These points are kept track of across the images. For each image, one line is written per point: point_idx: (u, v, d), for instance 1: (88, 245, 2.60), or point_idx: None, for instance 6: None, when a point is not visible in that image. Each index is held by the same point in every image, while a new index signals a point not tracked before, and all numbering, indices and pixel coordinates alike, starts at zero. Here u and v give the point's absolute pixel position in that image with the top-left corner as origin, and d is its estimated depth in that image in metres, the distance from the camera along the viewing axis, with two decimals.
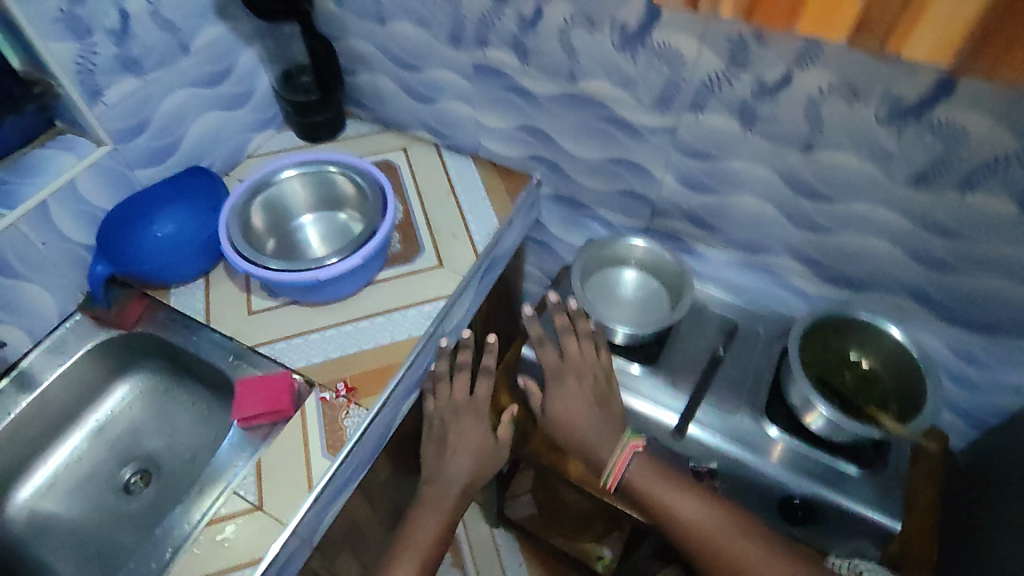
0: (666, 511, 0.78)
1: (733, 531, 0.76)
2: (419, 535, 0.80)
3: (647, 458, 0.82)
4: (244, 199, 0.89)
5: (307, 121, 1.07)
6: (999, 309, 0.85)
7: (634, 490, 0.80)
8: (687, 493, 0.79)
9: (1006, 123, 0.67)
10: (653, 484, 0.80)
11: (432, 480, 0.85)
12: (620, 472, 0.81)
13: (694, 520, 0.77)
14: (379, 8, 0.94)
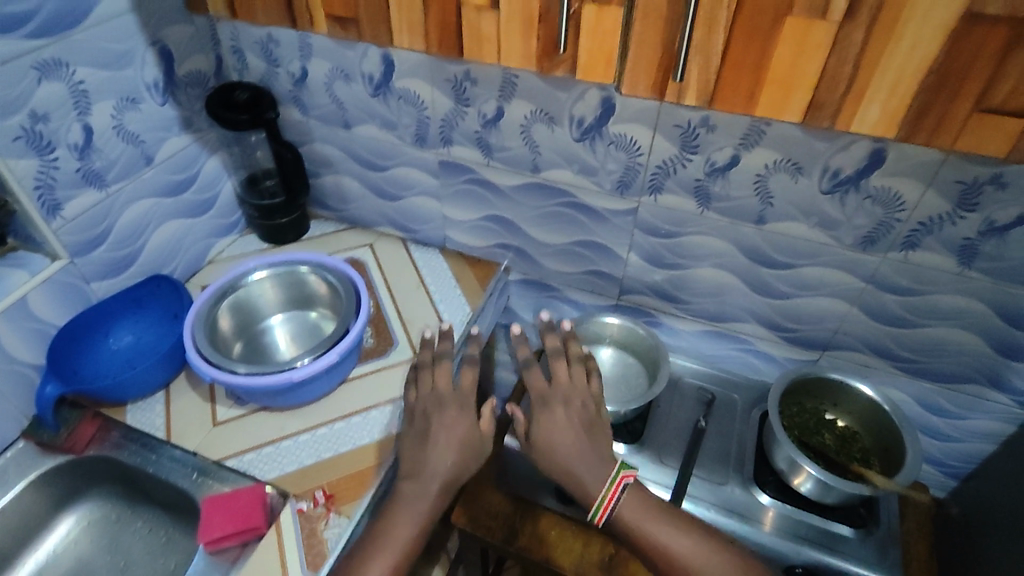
0: (660, 551, 0.74)
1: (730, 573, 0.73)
2: (394, 536, 0.70)
3: (638, 492, 0.77)
4: (211, 302, 0.86)
5: (273, 224, 1.06)
6: (956, 358, 0.90)
7: (625, 528, 0.76)
8: (682, 532, 0.75)
9: (934, 187, 0.75)
10: (646, 523, 0.75)
11: (409, 478, 0.73)
12: (611, 509, 0.76)
13: (689, 561, 0.74)
14: (344, 113, 0.97)
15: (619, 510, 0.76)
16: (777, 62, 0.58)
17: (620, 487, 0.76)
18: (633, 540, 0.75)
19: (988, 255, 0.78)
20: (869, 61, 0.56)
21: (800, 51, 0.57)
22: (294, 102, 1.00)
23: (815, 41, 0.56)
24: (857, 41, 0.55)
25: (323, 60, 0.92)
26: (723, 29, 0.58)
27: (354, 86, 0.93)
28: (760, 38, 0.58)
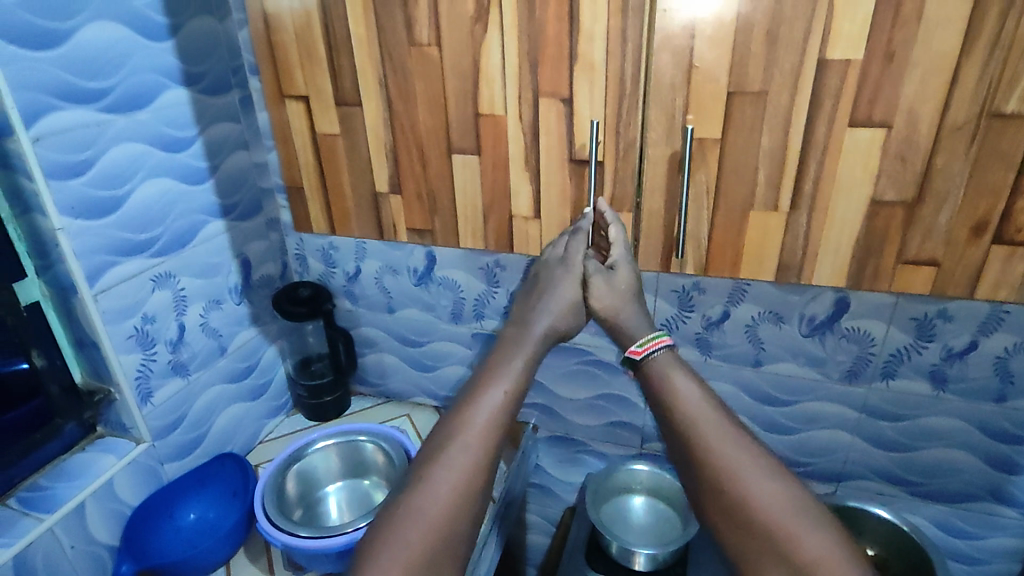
0: (684, 413, 0.72)
1: (748, 456, 0.68)
2: (498, 374, 0.76)
3: (675, 358, 0.78)
4: (279, 471, 0.96)
5: (319, 402, 1.18)
6: (958, 476, 0.98)
7: (654, 381, 0.76)
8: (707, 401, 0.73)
9: (894, 324, 0.90)
10: (677, 378, 0.75)
11: (514, 326, 0.84)
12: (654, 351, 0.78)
13: (712, 432, 0.70)
14: (390, 300, 1.15)
15: (654, 359, 0.77)
16: (750, 244, 0.81)
17: (658, 343, 0.78)
18: (662, 401, 0.75)
19: (956, 378, 0.91)
20: (813, 234, 0.77)
21: (766, 234, 0.79)
22: (346, 294, 1.18)
23: (773, 227, 0.79)
24: (808, 223, 0.77)
25: (375, 260, 1.11)
26: (705, 224, 0.82)
27: (400, 277, 1.12)
28: (737, 228, 0.80)
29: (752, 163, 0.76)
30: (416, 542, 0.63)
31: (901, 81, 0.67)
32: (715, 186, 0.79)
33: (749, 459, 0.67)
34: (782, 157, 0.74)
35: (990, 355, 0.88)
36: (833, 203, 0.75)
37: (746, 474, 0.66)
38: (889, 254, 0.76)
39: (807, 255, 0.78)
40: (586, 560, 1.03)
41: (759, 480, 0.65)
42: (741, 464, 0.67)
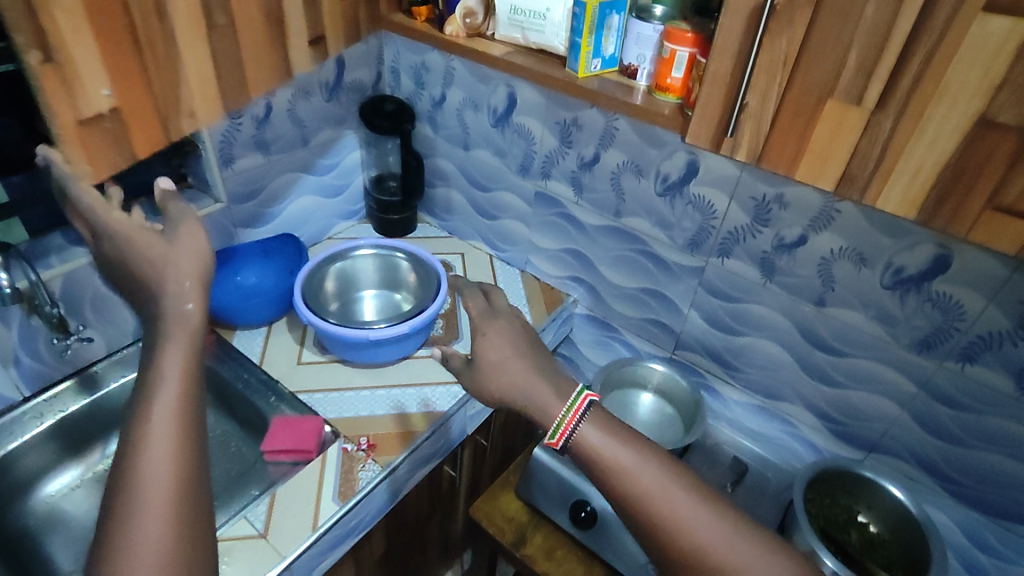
0: (628, 481, 0.60)
1: (712, 523, 0.59)
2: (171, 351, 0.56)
3: (602, 414, 0.65)
4: (321, 265, 1.03)
5: (385, 218, 1.25)
6: (1007, 489, 0.86)
7: (583, 457, 0.62)
8: (655, 466, 0.61)
9: (995, 302, 0.76)
10: (610, 449, 0.62)
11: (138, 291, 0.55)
12: (573, 432, 0.62)
13: (667, 502, 0.59)
14: (466, 136, 1.14)
15: (580, 433, 0.63)
16: (815, 137, 0.53)
17: (582, 410, 0.63)
18: (596, 473, 0.62)
19: None
20: (889, 149, 0.50)
21: (836, 141, 0.52)
22: (428, 120, 1.18)
23: (850, 120, 0.51)
24: (891, 138, 0.49)
25: (459, 91, 1.09)
26: (775, 90, 0.53)
27: (479, 115, 1.09)
28: (806, 112, 0.52)
29: (846, 36, 0.48)
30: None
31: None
32: (801, 45, 0.50)
33: (705, 520, 0.59)
34: (890, 25, 0.46)
35: None
36: (926, 117, 0.47)
37: (710, 550, 0.58)
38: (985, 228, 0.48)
39: (872, 181, 0.51)
40: None
41: (728, 553, 0.58)
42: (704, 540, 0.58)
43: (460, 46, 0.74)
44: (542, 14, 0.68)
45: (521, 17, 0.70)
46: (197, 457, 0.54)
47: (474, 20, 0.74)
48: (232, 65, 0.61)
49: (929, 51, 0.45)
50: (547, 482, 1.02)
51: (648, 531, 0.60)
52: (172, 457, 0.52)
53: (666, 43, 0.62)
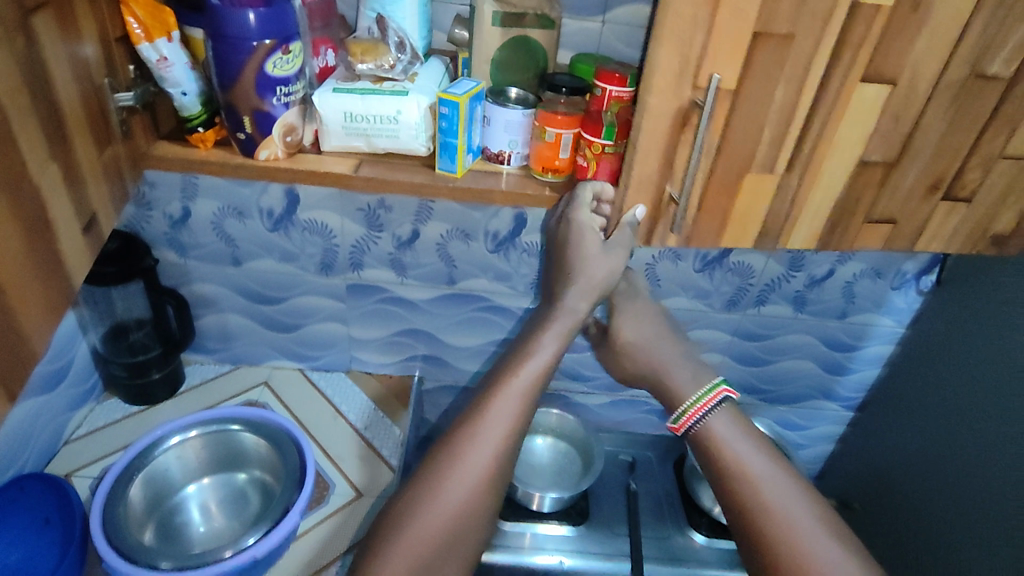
0: (738, 471, 0.70)
1: (804, 513, 0.66)
2: None
3: (735, 413, 0.75)
4: (118, 482, 0.74)
5: (144, 381, 0.93)
6: (797, 384, 1.12)
7: (703, 441, 0.74)
8: (770, 461, 0.70)
9: (771, 256, 0.96)
10: (735, 443, 0.72)
11: None
12: (695, 421, 0.75)
13: (763, 488, 0.68)
14: (234, 250, 0.92)
15: (707, 422, 0.74)
16: (739, 205, 0.65)
17: (718, 398, 0.76)
18: (713, 460, 0.73)
19: (813, 301, 1.01)
20: (796, 198, 0.64)
21: (759, 200, 0.64)
22: (170, 244, 0.91)
23: (765, 186, 0.63)
24: (796, 190, 0.64)
25: (211, 201, 0.87)
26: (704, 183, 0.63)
27: (249, 222, 0.89)
28: (727, 189, 0.64)
29: (764, 124, 0.59)
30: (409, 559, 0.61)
31: (917, 37, 0.55)
32: (722, 129, 0.60)
33: (817, 525, 0.66)
34: (790, 113, 0.59)
35: (842, 281, 0.99)
36: (824, 169, 0.62)
37: (801, 534, 0.65)
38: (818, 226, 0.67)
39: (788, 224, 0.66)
40: None
41: (819, 544, 0.64)
42: (795, 523, 0.65)
43: (285, 170, 0.59)
44: (393, 118, 0.59)
45: (363, 125, 0.59)
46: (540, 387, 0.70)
47: (295, 134, 0.59)
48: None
49: (828, 122, 0.59)
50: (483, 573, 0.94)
51: (739, 508, 0.68)
52: (534, 374, 0.69)
53: (546, 128, 0.61)
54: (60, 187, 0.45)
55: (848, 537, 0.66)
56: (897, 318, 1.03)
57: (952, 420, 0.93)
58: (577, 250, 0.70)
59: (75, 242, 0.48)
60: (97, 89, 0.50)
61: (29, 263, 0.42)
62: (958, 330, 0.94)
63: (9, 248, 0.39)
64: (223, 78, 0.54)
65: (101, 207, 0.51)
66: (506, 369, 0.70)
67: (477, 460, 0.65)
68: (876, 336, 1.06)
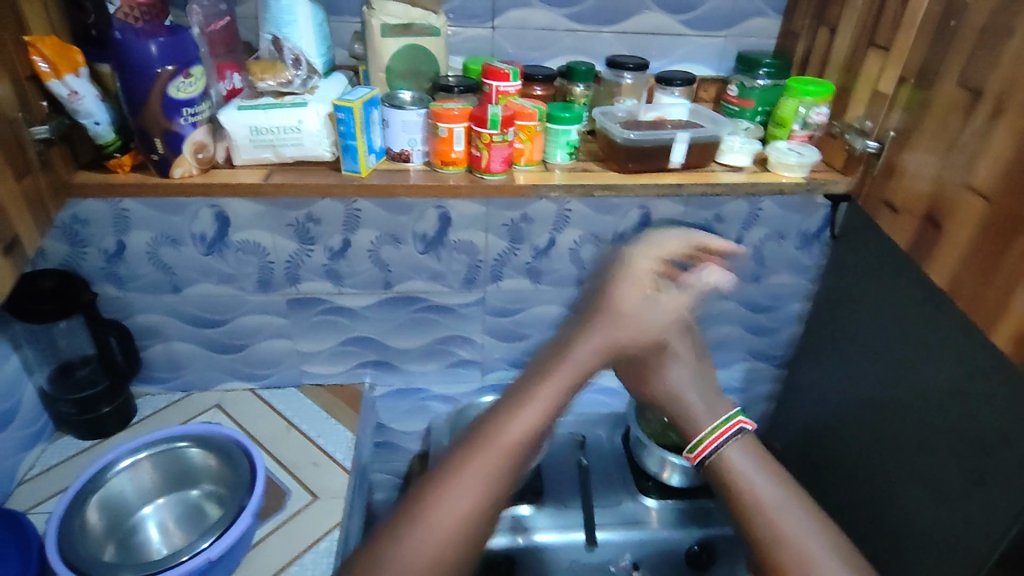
0: (756, 504, 0.67)
1: (819, 542, 0.65)
2: None
3: (752, 442, 0.72)
4: (71, 508, 0.76)
5: (94, 416, 0.95)
6: (729, 349, 1.20)
7: (721, 476, 0.70)
8: (782, 487, 0.68)
9: (684, 230, 1.03)
10: (752, 475, 0.69)
11: None
12: (709, 453, 0.71)
13: (784, 520, 0.66)
14: (173, 278, 0.96)
15: (724, 454, 0.70)
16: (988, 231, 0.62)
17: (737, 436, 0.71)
18: (729, 495, 0.69)
19: (728, 268, 1.09)
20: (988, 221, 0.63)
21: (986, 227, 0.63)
22: (108, 278, 0.94)
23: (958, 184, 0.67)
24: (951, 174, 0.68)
25: (145, 231, 0.91)
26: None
27: (183, 249, 0.93)
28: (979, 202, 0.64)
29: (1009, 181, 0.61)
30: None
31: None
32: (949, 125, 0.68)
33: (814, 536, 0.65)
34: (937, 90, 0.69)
35: (750, 246, 1.07)
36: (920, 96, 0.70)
37: (813, 563, 0.63)
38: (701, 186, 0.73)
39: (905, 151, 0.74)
40: None
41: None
42: (812, 555, 0.64)
43: (200, 185, 0.63)
44: (295, 127, 0.64)
45: (268, 136, 0.64)
46: (539, 436, 0.60)
47: (206, 152, 0.64)
48: None
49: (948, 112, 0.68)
50: None
51: (761, 545, 0.65)
52: (529, 423, 0.59)
53: (439, 123, 0.67)
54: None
55: (853, 559, 0.65)
56: (804, 275, 1.12)
57: (902, 439, 0.88)
58: (615, 295, 0.68)
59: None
60: (10, 122, 0.54)
61: None
62: (911, 362, 0.86)
63: None
64: (132, 103, 0.59)
65: (24, 230, 0.56)
66: (502, 416, 0.60)
67: (461, 502, 0.55)
68: (789, 295, 1.14)
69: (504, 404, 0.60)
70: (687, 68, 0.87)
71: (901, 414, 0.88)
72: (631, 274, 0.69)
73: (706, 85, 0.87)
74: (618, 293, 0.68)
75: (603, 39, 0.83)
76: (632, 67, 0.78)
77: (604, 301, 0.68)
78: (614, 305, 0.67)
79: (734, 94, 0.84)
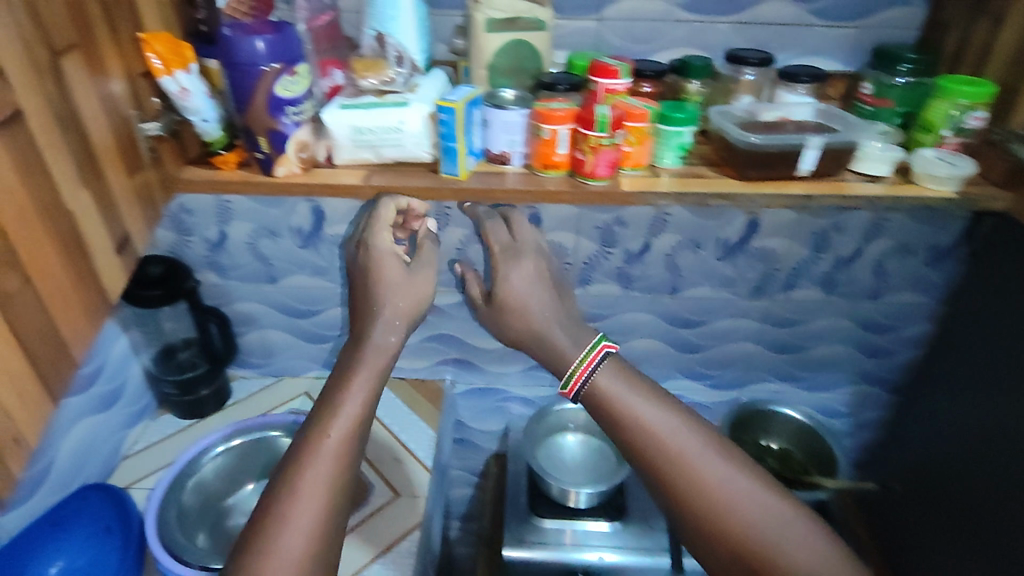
0: (631, 421, 0.65)
1: (692, 441, 0.64)
2: None
3: (618, 364, 0.69)
4: (170, 491, 0.79)
5: (193, 397, 0.99)
6: (835, 369, 1.09)
7: (600, 404, 0.67)
8: (654, 403, 0.66)
9: (795, 240, 0.94)
10: (625, 396, 0.66)
11: None
12: (583, 381, 0.67)
13: (657, 429, 0.64)
14: (269, 268, 0.98)
15: (596, 381, 0.67)
16: None
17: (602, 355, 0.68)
18: (609, 420, 0.66)
19: (843, 282, 0.99)
20: None
21: None
22: (210, 267, 0.98)
23: None
24: None
25: (244, 223, 0.93)
26: None
27: (280, 241, 0.95)
28: None
29: None
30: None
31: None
32: None
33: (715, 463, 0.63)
34: None
35: (871, 260, 0.96)
36: None
37: (701, 473, 0.62)
38: (830, 197, 0.66)
39: None
40: (530, 509, 0.99)
41: (711, 469, 0.62)
42: (688, 455, 0.63)
43: (301, 184, 0.63)
44: (395, 128, 0.62)
45: (368, 136, 0.62)
46: (355, 440, 0.61)
47: (308, 151, 0.63)
48: (43, 343, 0.46)
49: None
50: (524, 569, 0.96)
51: (641, 454, 0.64)
52: (343, 430, 0.61)
53: (543, 125, 0.63)
54: (95, 212, 0.51)
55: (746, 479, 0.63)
56: (930, 294, 1.00)
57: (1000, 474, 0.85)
58: (381, 281, 0.70)
59: (110, 260, 0.53)
60: (124, 121, 0.55)
61: (70, 277, 0.48)
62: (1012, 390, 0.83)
63: (52, 269, 0.45)
64: (239, 102, 0.59)
65: (136, 230, 0.58)
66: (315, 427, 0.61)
67: (309, 513, 0.56)
68: (911, 315, 1.02)
69: (316, 418, 0.62)
70: (814, 62, 0.79)
71: (1000, 447, 0.85)
72: (377, 245, 0.71)
73: (834, 80, 0.78)
74: (382, 273, 0.69)
75: (720, 31, 0.76)
76: (755, 62, 0.70)
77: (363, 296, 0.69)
78: (377, 279, 0.70)
79: (868, 92, 0.75)
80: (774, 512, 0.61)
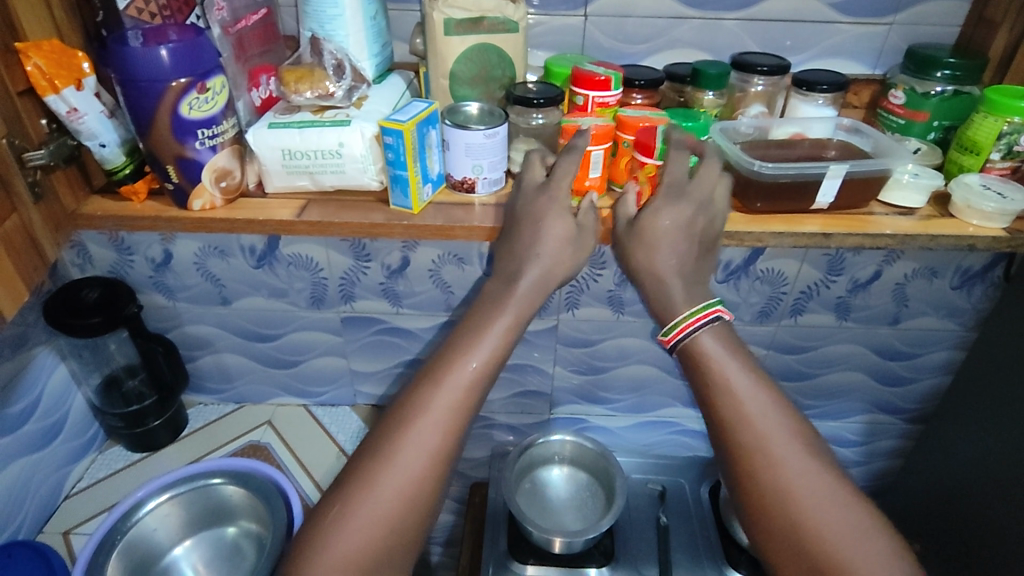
0: (721, 389, 0.52)
1: (784, 428, 0.51)
2: None
3: (727, 334, 0.55)
4: (97, 553, 0.72)
5: (143, 429, 0.89)
6: (846, 397, 1.00)
7: (693, 365, 0.54)
8: (754, 379, 0.53)
9: (806, 262, 0.84)
10: (726, 362, 0.53)
11: None
12: (687, 336, 0.54)
13: (750, 407, 0.51)
14: (221, 289, 0.88)
15: (697, 340, 0.54)
16: None
17: (713, 318, 0.54)
18: (697, 384, 0.54)
19: (858, 307, 0.89)
20: None
21: None
22: (156, 288, 0.88)
23: None
24: None
25: (191, 241, 0.83)
26: None
27: (231, 260, 0.85)
28: None
29: None
30: (373, 523, 0.48)
31: None
32: None
33: (809, 468, 0.50)
34: None
35: (892, 283, 0.86)
36: None
37: (796, 482, 0.49)
38: (850, 236, 0.57)
39: None
40: (509, 553, 0.91)
41: (803, 471, 0.50)
42: (775, 441, 0.50)
43: (222, 219, 0.56)
44: (336, 152, 0.54)
45: (302, 161, 0.55)
46: (494, 373, 0.54)
47: (231, 179, 0.57)
48: None
49: None
50: None
51: (723, 431, 0.52)
52: (488, 357, 0.53)
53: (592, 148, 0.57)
54: None
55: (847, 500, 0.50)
56: (957, 320, 0.90)
57: None
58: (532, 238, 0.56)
59: None
60: None
61: None
62: None
63: None
64: (139, 123, 0.51)
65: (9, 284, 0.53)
66: (452, 351, 0.54)
67: (428, 441, 0.50)
68: (934, 341, 0.93)
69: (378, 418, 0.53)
70: (832, 65, 0.68)
71: None
72: (559, 196, 0.56)
73: (859, 87, 0.68)
74: (549, 227, 0.56)
75: (725, 29, 0.65)
76: (765, 69, 0.60)
77: (521, 241, 0.56)
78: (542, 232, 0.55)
79: (898, 103, 0.64)
80: (857, 526, 0.48)
